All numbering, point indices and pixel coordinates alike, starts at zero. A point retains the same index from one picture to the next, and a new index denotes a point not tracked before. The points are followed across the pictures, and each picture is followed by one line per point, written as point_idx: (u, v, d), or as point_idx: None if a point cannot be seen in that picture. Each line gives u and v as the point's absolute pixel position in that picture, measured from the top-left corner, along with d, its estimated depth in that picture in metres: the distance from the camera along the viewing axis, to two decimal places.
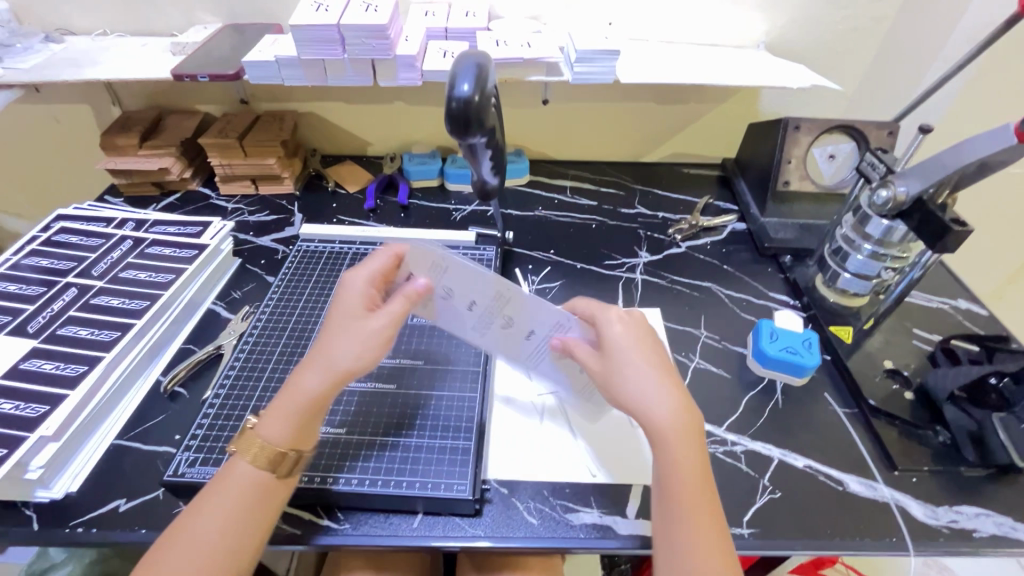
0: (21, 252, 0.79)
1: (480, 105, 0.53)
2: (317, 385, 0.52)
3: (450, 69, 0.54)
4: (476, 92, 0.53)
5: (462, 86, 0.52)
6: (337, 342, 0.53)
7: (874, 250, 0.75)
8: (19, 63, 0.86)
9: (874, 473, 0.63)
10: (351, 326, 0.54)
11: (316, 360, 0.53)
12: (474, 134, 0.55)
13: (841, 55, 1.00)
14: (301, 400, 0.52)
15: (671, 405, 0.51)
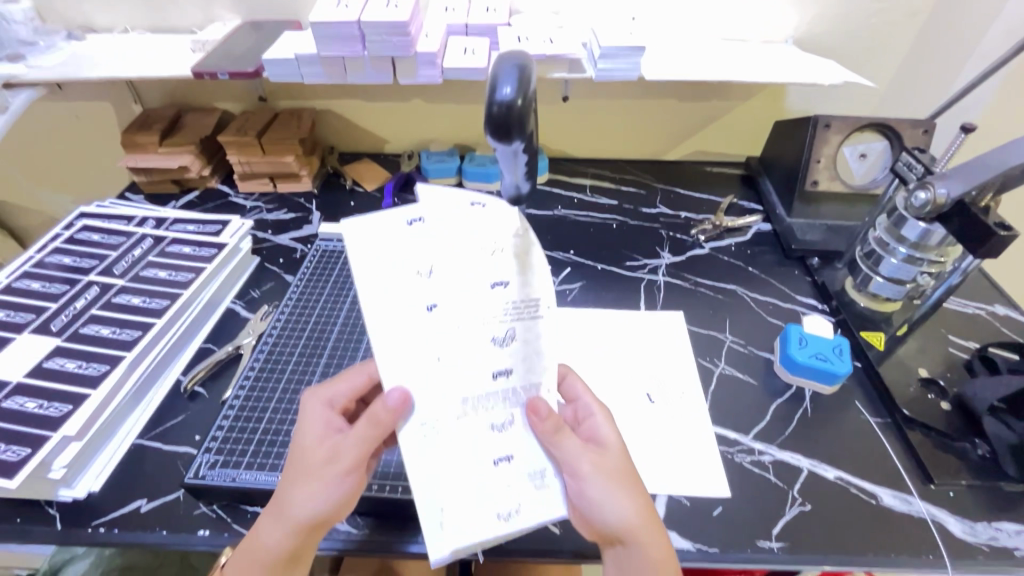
0: (45, 250, 0.79)
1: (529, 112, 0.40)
2: (281, 540, 0.48)
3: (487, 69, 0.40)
4: (522, 96, 0.39)
5: (504, 89, 0.38)
6: (299, 490, 0.49)
7: (909, 254, 0.73)
8: (42, 60, 0.86)
9: (909, 486, 0.61)
10: (315, 469, 0.49)
11: (274, 513, 0.49)
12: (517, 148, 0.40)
13: (873, 50, 0.97)
14: (262, 556, 0.48)
15: (637, 504, 0.50)
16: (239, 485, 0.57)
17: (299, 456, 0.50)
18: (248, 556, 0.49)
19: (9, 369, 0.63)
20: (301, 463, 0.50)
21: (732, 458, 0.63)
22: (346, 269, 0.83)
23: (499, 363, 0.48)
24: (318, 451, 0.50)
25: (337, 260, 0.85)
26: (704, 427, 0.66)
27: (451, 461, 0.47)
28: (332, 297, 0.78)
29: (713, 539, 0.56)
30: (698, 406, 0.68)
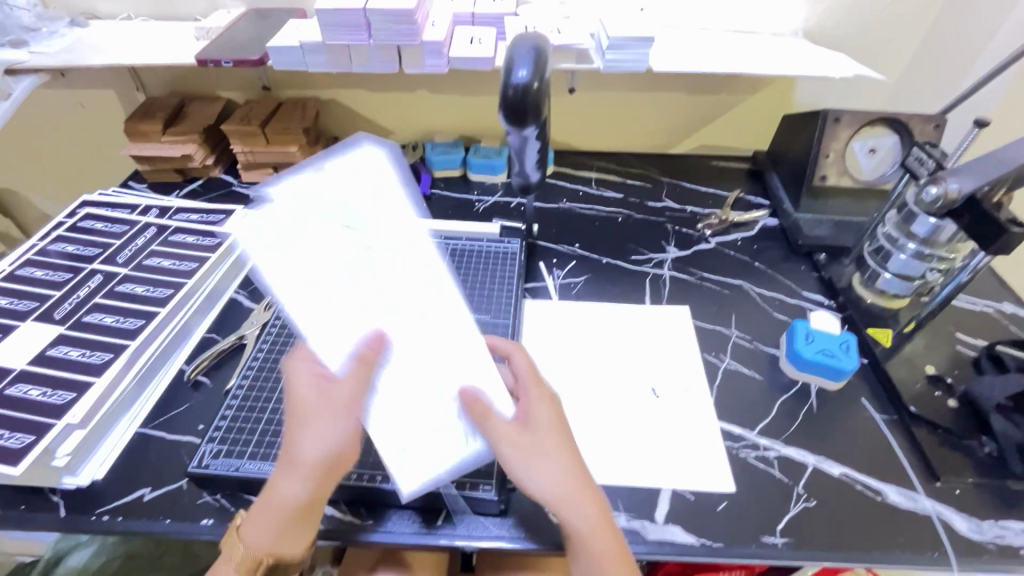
0: (48, 237, 0.79)
1: (538, 92, 0.53)
2: (301, 490, 0.48)
3: (506, 54, 0.54)
4: (534, 78, 0.53)
5: (520, 72, 0.52)
6: (311, 438, 0.48)
7: (919, 250, 0.72)
8: (45, 47, 0.86)
9: (915, 483, 0.60)
10: (322, 415, 0.49)
11: (289, 465, 0.48)
12: (529, 124, 0.55)
13: (885, 44, 0.95)
14: (283, 509, 0.48)
15: (562, 484, 0.49)
16: (243, 474, 0.57)
17: (297, 407, 0.49)
18: (267, 512, 0.48)
19: (12, 356, 0.63)
20: (301, 411, 0.49)
21: (737, 453, 0.62)
22: None
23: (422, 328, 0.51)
24: (314, 401, 0.49)
25: None
26: (709, 421, 0.65)
27: (392, 419, 0.52)
28: None
29: (717, 533, 0.56)
30: (702, 401, 0.67)
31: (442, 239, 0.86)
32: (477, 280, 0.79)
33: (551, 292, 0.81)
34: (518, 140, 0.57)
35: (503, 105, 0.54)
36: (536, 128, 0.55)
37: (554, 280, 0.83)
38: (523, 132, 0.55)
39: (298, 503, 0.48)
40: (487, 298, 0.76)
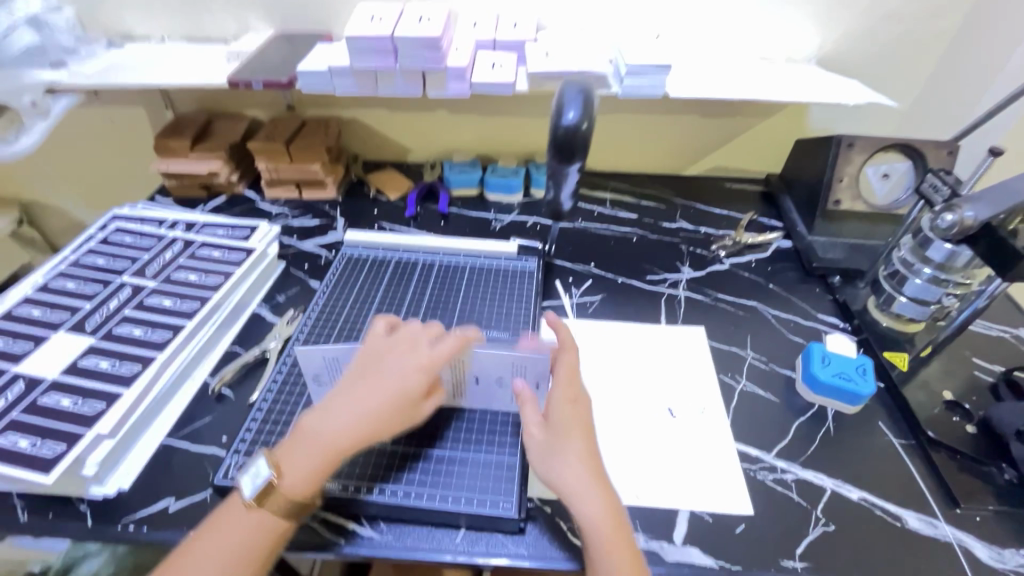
0: (79, 250, 0.81)
1: (586, 132, 0.57)
2: (342, 436, 0.53)
3: (556, 97, 0.58)
4: (582, 119, 0.57)
5: (569, 114, 0.56)
6: (377, 388, 0.54)
7: (935, 275, 0.73)
8: (82, 67, 0.89)
9: (934, 509, 0.60)
10: (389, 375, 0.55)
11: (348, 411, 0.53)
12: (575, 159, 0.58)
13: (896, 71, 0.97)
14: (317, 450, 0.52)
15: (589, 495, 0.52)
16: None
17: (367, 364, 0.56)
18: (300, 455, 0.52)
19: (45, 366, 0.64)
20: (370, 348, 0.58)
21: (754, 476, 0.63)
22: (371, 275, 0.84)
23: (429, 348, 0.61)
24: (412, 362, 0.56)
25: (362, 266, 0.85)
26: (726, 443, 0.66)
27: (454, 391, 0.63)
28: (357, 304, 0.79)
29: (735, 555, 0.56)
30: (719, 422, 0.68)
31: (460, 257, 0.87)
32: (495, 299, 0.80)
33: (568, 310, 0.82)
34: (559, 174, 0.60)
35: (551, 143, 0.57)
36: (580, 162, 0.58)
37: (570, 299, 0.84)
38: (567, 166, 0.59)
39: (339, 449, 0.52)
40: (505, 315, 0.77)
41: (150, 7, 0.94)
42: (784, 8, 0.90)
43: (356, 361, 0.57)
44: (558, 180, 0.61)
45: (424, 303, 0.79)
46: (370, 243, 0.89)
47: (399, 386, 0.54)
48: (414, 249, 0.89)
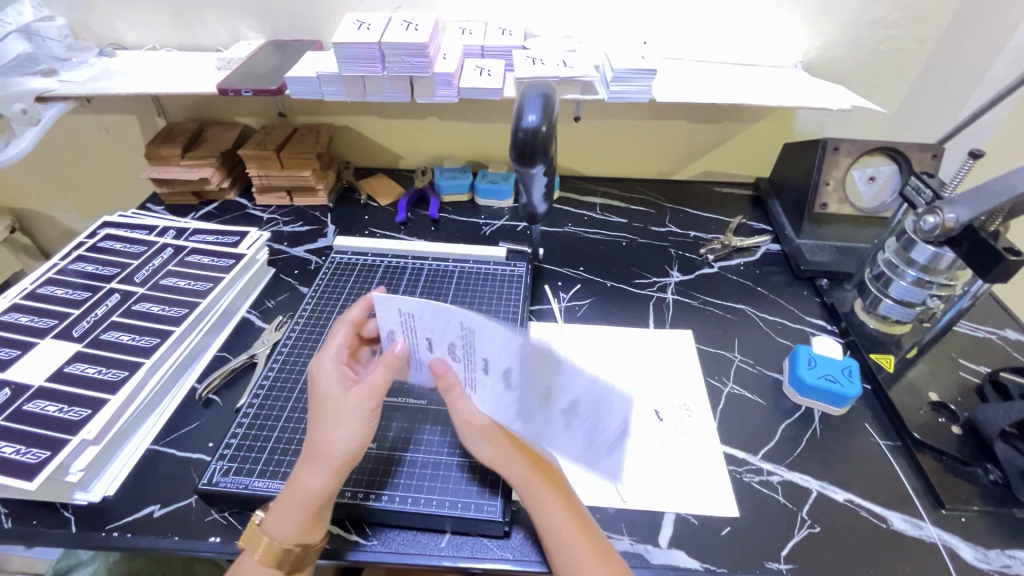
0: (69, 257, 0.82)
1: (547, 135, 0.54)
2: (313, 478, 0.51)
3: (517, 99, 0.55)
4: (543, 121, 0.54)
5: (529, 116, 0.54)
6: (339, 431, 0.52)
7: (919, 276, 0.73)
8: (73, 75, 0.90)
9: (920, 511, 0.60)
10: (344, 413, 0.52)
11: (311, 458, 0.52)
12: (537, 163, 0.56)
13: (881, 76, 0.98)
14: (300, 498, 0.51)
15: (486, 442, 0.55)
16: (251, 492, 0.57)
17: (323, 403, 0.53)
18: (287, 502, 0.51)
19: (31, 373, 0.64)
20: (324, 409, 0.53)
21: (741, 478, 0.63)
22: (360, 281, 0.84)
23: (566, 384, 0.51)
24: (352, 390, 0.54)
25: (351, 272, 0.86)
26: (712, 445, 0.66)
27: (503, 407, 0.54)
28: (345, 309, 0.79)
29: (721, 558, 0.56)
30: (706, 424, 0.68)
31: (449, 262, 0.88)
32: (483, 303, 0.80)
33: (556, 314, 0.82)
34: (525, 177, 0.58)
35: (512, 147, 0.55)
36: (544, 166, 0.57)
37: (559, 303, 0.84)
38: (531, 169, 0.57)
39: (314, 492, 0.51)
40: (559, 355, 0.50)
41: (142, 16, 0.95)
42: (769, 14, 0.91)
43: (310, 404, 0.54)
44: (525, 181, 0.60)
45: None
46: (359, 248, 0.90)
47: (360, 425, 0.52)
48: (403, 253, 0.89)
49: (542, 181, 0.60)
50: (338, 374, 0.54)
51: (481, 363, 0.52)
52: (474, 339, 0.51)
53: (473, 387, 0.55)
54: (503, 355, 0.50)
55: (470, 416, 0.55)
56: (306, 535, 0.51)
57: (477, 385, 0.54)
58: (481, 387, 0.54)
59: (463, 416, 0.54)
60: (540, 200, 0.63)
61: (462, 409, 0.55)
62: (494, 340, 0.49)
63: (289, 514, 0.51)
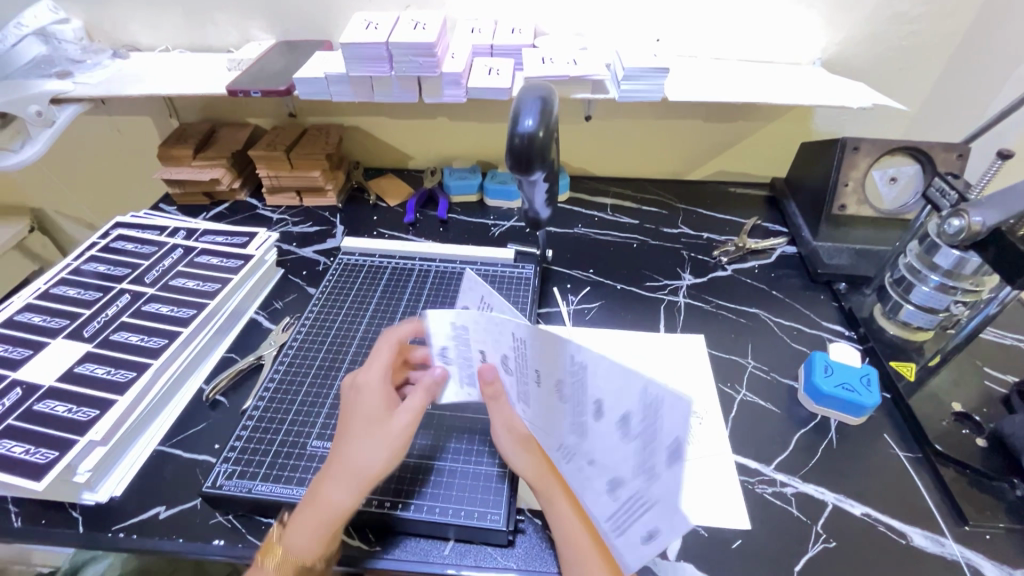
0: (82, 257, 0.83)
1: (544, 140, 0.51)
2: (342, 496, 0.51)
3: (514, 102, 0.52)
4: (540, 126, 0.51)
5: (525, 122, 0.50)
6: (375, 446, 0.53)
7: (942, 282, 0.71)
8: (87, 77, 0.90)
9: (942, 527, 0.58)
10: (384, 430, 0.54)
11: (340, 472, 0.51)
12: (535, 170, 0.53)
13: (904, 73, 0.95)
14: (325, 515, 0.50)
15: (517, 452, 0.54)
16: (255, 496, 0.57)
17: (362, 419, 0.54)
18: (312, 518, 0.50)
19: (42, 373, 0.65)
20: (361, 423, 0.54)
21: (753, 489, 0.61)
22: (367, 283, 0.84)
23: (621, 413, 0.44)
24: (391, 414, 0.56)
25: (358, 274, 0.85)
26: (723, 454, 0.64)
27: (551, 431, 0.52)
28: (352, 312, 0.79)
29: (732, 572, 0.54)
30: (717, 432, 0.66)
31: (457, 263, 0.87)
32: None
33: (565, 317, 0.81)
34: (524, 183, 0.56)
35: (508, 154, 0.52)
36: (542, 172, 0.54)
37: (568, 306, 0.83)
38: (528, 176, 0.54)
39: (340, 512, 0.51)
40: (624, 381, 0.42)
41: (154, 17, 0.95)
42: (787, 9, 0.89)
43: (348, 415, 0.55)
44: (523, 186, 0.57)
45: (420, 310, 0.79)
46: (367, 250, 0.89)
47: (394, 445, 0.54)
48: (411, 255, 0.88)
49: (543, 186, 0.57)
50: (378, 391, 0.56)
51: (530, 378, 0.51)
52: (526, 354, 0.49)
53: (524, 403, 0.54)
54: (552, 371, 0.47)
55: (514, 423, 0.55)
56: (325, 553, 0.51)
57: (528, 403, 0.53)
58: (530, 403, 0.53)
59: (503, 421, 0.55)
60: (541, 204, 0.61)
61: (501, 417, 0.55)
62: (542, 358, 0.47)
63: (309, 527, 0.50)
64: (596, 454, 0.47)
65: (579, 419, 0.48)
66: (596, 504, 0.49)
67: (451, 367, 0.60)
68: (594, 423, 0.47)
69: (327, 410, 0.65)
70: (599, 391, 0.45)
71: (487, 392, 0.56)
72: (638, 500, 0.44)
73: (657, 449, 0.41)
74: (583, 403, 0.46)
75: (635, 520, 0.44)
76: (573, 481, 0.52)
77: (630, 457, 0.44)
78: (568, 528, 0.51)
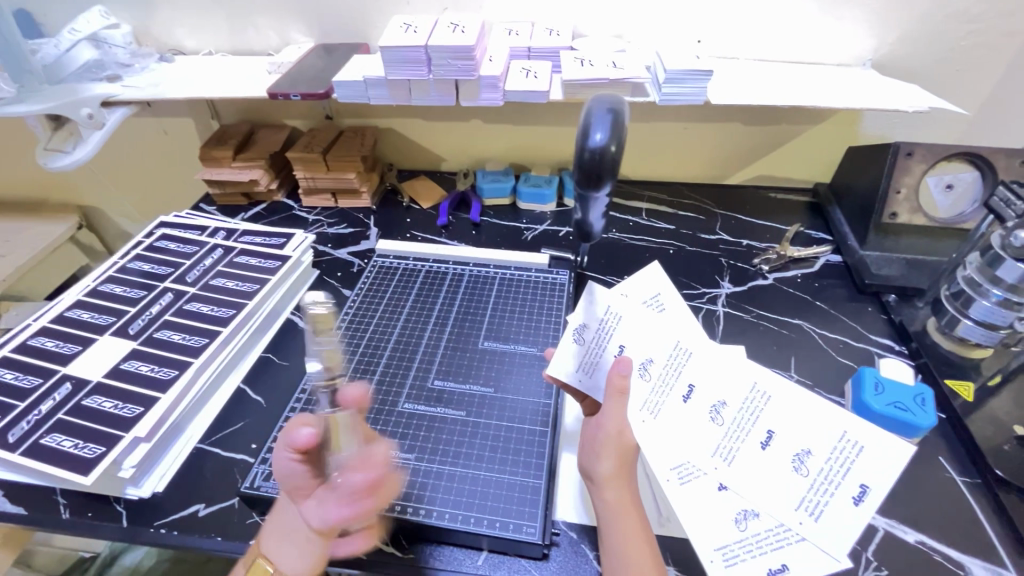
0: (128, 256, 0.85)
1: (615, 154, 0.50)
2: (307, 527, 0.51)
3: (582, 116, 0.51)
4: (611, 141, 0.50)
5: (596, 136, 0.49)
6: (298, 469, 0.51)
7: (1005, 297, 0.67)
8: (135, 81, 0.93)
9: (1005, 559, 0.54)
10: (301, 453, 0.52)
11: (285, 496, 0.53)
12: (603, 185, 0.52)
13: (962, 74, 0.90)
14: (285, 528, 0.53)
15: (607, 452, 0.52)
16: None
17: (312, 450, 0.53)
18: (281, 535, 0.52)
19: (90, 369, 0.67)
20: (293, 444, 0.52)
21: None
22: (401, 285, 0.84)
23: (769, 433, 0.52)
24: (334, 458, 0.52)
25: (392, 276, 0.86)
26: None
27: (672, 447, 0.54)
28: (386, 314, 0.79)
29: None
30: None
31: (490, 267, 0.86)
32: (525, 311, 0.78)
33: None
34: (589, 198, 0.54)
35: (576, 169, 0.51)
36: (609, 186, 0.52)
37: None
38: (594, 191, 0.53)
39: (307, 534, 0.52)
40: (810, 423, 0.51)
41: (199, 22, 0.98)
42: (838, 8, 0.85)
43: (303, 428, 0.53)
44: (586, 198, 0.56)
45: (453, 315, 0.78)
46: (401, 252, 0.90)
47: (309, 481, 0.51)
48: (444, 259, 0.88)
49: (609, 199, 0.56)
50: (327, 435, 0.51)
51: (676, 390, 0.55)
52: (682, 363, 0.55)
53: (651, 413, 0.55)
54: (717, 390, 0.54)
55: (622, 430, 0.53)
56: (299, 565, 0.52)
57: (654, 414, 0.55)
58: (666, 417, 0.55)
59: (617, 426, 0.52)
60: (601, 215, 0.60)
61: (615, 414, 0.53)
62: (706, 364, 0.55)
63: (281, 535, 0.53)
64: (739, 480, 0.52)
65: (731, 446, 0.53)
66: (710, 531, 0.51)
67: (570, 351, 0.59)
68: (750, 452, 0.53)
69: None
70: (774, 424, 0.52)
71: (616, 386, 0.53)
72: (777, 532, 0.50)
73: (828, 495, 0.49)
74: (741, 429, 0.53)
75: (765, 553, 0.49)
76: (681, 504, 0.52)
77: (791, 493, 0.50)
78: (620, 525, 0.51)
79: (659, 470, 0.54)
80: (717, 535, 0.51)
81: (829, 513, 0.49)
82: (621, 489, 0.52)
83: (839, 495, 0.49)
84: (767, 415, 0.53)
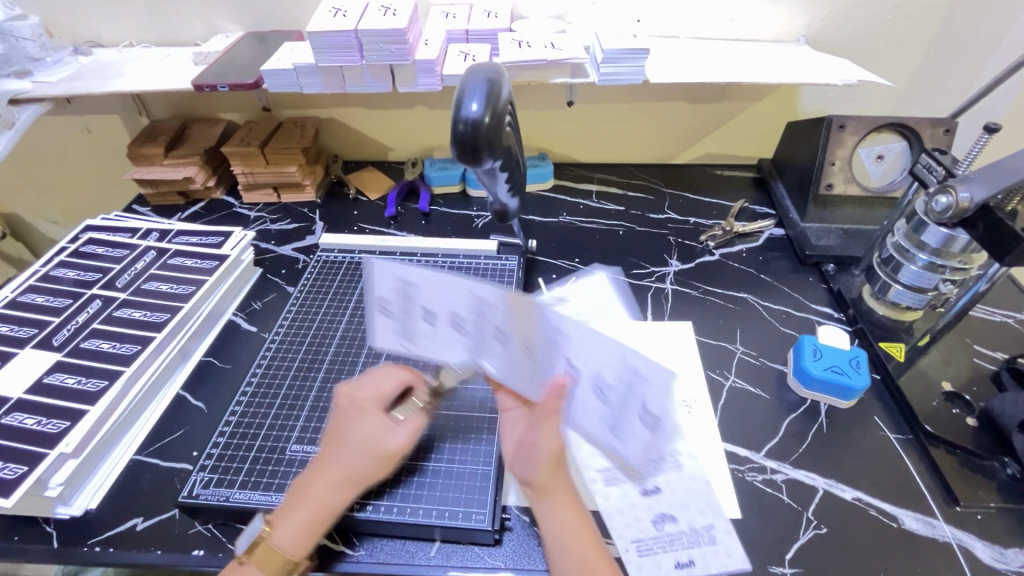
0: (50, 263, 0.80)
1: (493, 127, 0.42)
2: (336, 495, 0.52)
3: (457, 86, 0.43)
4: (488, 112, 0.42)
5: (470, 105, 0.41)
6: (346, 449, 0.53)
7: (930, 261, 0.69)
8: (49, 76, 0.87)
9: (933, 509, 0.57)
10: (347, 432, 0.53)
11: (322, 479, 0.52)
12: (486, 163, 0.44)
13: (891, 48, 0.93)
14: (313, 512, 0.51)
15: (542, 459, 0.52)
16: (232, 504, 0.56)
17: (336, 410, 0.55)
18: (295, 504, 0.52)
19: (10, 385, 0.63)
20: (335, 429, 0.54)
21: (742, 477, 0.60)
22: (346, 280, 0.82)
23: (647, 414, 0.48)
24: (368, 447, 0.53)
25: (337, 271, 0.83)
26: (714, 444, 0.63)
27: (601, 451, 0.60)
28: (331, 311, 0.77)
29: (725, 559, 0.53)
30: (708, 423, 0.65)
31: (438, 258, 0.85)
32: None
33: None
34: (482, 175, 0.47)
35: (453, 144, 0.43)
36: (494, 163, 0.44)
37: None
38: (480, 167, 0.45)
39: (333, 507, 0.52)
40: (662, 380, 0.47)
41: (116, 10, 0.91)
42: None
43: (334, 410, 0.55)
44: (483, 177, 0.48)
45: None
46: (346, 246, 0.87)
47: (353, 467, 0.52)
48: (391, 250, 0.86)
49: (504, 176, 0.49)
50: (371, 425, 0.53)
51: None
52: None
53: None
54: None
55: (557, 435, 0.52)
56: (309, 551, 0.51)
57: None
58: None
59: (552, 433, 0.52)
60: (508, 196, 0.53)
61: (549, 421, 0.52)
62: None
63: (301, 519, 0.51)
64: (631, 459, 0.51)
65: (619, 424, 0.50)
66: (629, 525, 0.55)
67: (484, 357, 0.52)
68: (637, 431, 0.49)
69: (306, 413, 0.64)
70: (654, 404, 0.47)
71: (549, 391, 0.52)
72: (691, 534, 0.54)
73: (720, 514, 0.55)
74: None
75: (676, 547, 0.53)
76: (603, 502, 0.57)
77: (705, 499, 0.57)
78: (563, 526, 0.51)
79: (588, 472, 0.60)
80: (634, 529, 0.55)
81: (720, 536, 0.54)
82: (562, 491, 0.52)
83: (633, 421, 0.49)
84: (644, 395, 0.47)
